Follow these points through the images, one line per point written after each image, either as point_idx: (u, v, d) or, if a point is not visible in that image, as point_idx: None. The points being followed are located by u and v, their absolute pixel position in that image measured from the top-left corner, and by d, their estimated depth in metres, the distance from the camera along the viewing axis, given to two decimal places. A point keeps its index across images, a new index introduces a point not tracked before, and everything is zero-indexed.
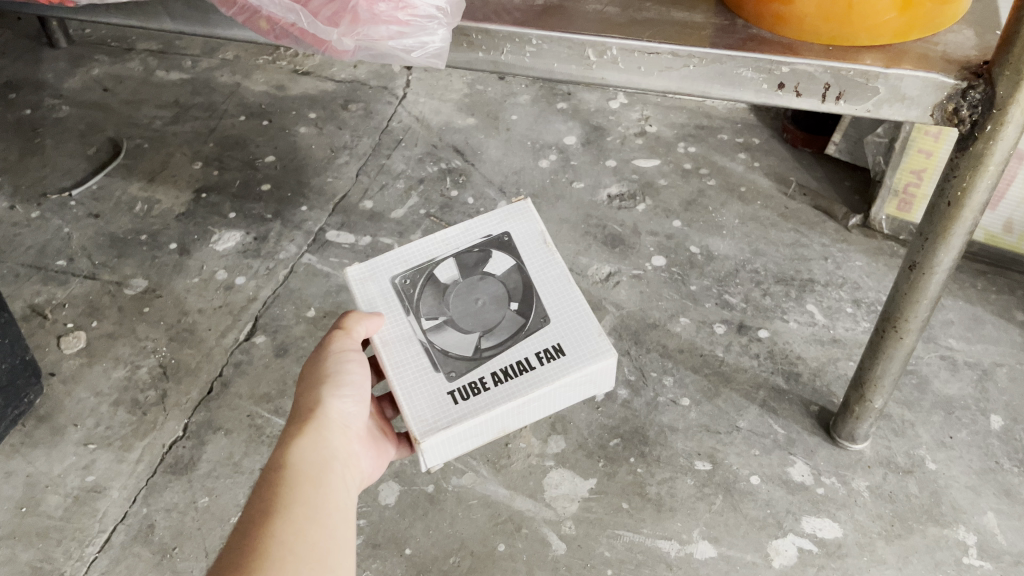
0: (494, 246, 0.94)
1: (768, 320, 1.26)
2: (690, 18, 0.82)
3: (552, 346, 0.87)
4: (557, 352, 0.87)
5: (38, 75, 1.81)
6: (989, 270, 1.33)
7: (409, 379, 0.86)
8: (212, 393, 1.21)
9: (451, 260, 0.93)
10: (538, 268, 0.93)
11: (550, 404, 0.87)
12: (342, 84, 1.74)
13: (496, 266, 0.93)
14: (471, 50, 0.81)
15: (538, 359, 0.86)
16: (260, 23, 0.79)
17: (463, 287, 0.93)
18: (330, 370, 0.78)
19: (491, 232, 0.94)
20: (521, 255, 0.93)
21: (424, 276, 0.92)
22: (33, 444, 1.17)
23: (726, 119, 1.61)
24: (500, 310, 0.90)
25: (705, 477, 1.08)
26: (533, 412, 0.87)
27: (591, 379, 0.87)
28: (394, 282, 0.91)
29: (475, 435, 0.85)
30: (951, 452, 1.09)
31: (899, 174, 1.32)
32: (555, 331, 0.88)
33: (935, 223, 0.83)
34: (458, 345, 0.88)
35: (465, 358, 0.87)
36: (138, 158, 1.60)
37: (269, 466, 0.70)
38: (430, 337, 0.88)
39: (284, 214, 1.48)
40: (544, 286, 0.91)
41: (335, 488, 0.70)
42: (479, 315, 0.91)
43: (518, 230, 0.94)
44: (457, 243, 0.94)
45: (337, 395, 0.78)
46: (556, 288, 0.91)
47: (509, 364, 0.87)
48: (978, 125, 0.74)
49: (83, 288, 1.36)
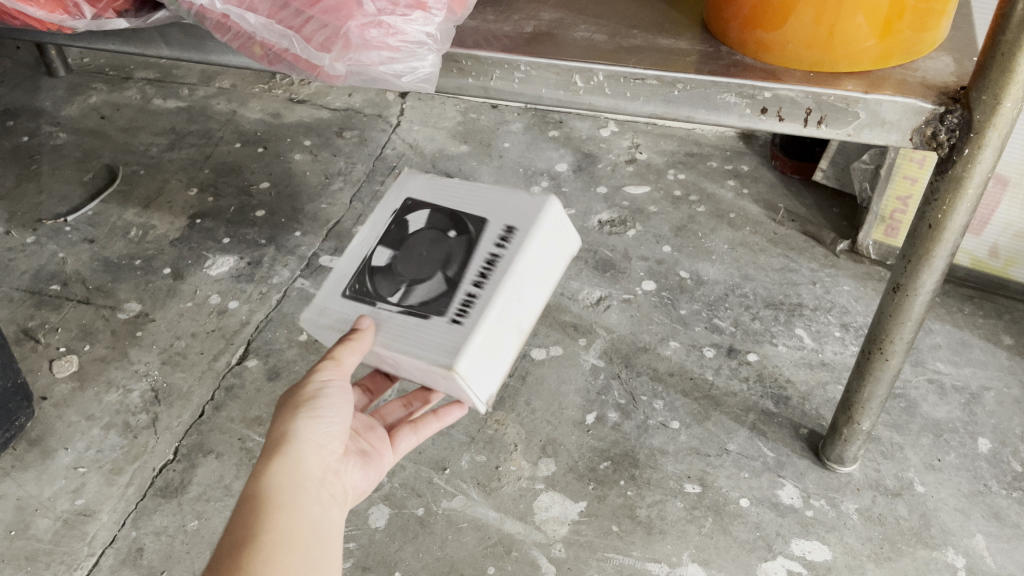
0: (404, 211, 0.86)
1: (757, 344, 1.27)
2: (675, 45, 0.84)
3: (505, 230, 0.80)
4: (511, 230, 0.79)
5: (37, 102, 1.82)
6: (975, 295, 1.34)
7: (408, 338, 0.75)
8: (204, 416, 1.22)
9: (379, 247, 0.84)
10: (453, 198, 0.85)
11: (539, 281, 0.80)
12: (338, 112, 1.76)
13: (416, 222, 0.84)
14: (461, 76, 0.83)
15: (499, 244, 0.79)
16: (255, 49, 0.81)
17: (404, 254, 0.82)
18: (308, 395, 0.73)
19: (392, 208, 0.87)
20: (429, 199, 0.86)
21: (367, 270, 0.82)
22: (24, 467, 1.17)
23: (715, 147, 1.64)
24: (442, 242, 0.81)
25: (694, 500, 1.08)
26: (529, 295, 0.79)
27: (555, 230, 0.81)
28: (346, 295, 0.81)
29: (499, 344, 0.76)
30: (940, 475, 1.10)
31: (886, 200, 1.35)
32: (498, 218, 0.81)
33: (917, 246, 0.84)
34: (431, 288, 0.78)
35: (443, 291, 0.77)
36: (133, 184, 1.62)
37: (241, 496, 0.68)
38: (404, 303, 0.78)
39: (278, 239, 1.49)
40: (470, 203, 0.84)
41: (306, 516, 0.68)
42: (431, 259, 0.81)
43: (414, 190, 0.87)
44: (372, 234, 0.85)
45: (315, 418, 0.73)
46: (473, 196, 0.84)
47: (482, 267, 0.78)
48: (956, 148, 0.76)
49: (77, 313, 1.37)
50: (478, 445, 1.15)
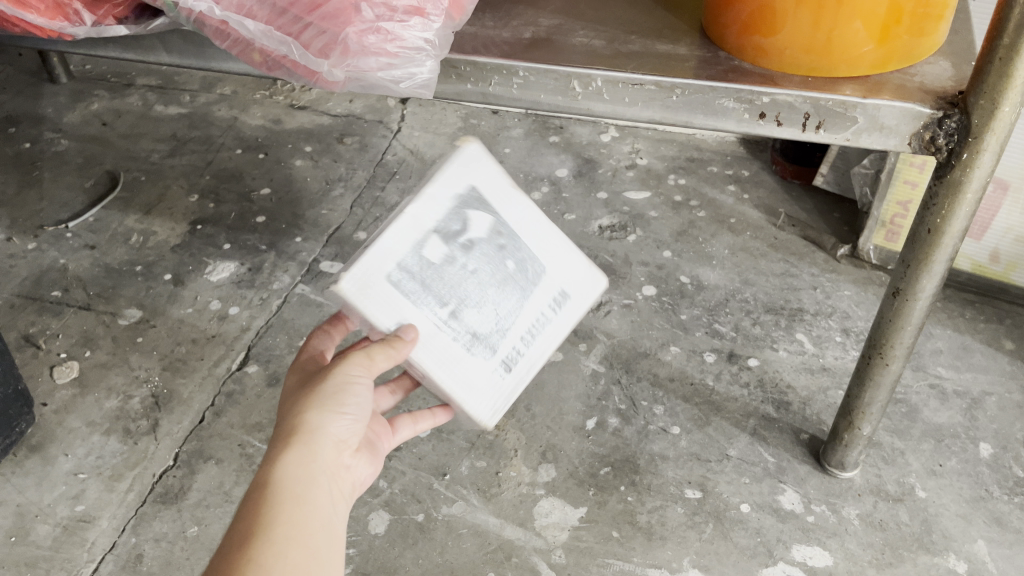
0: (467, 205, 0.78)
1: (758, 350, 1.27)
2: (673, 50, 0.84)
3: (560, 292, 0.85)
4: (564, 296, 0.85)
5: (39, 109, 1.83)
6: (977, 299, 1.34)
7: (458, 371, 0.78)
8: (204, 422, 1.22)
9: (434, 234, 0.77)
10: (515, 214, 0.82)
11: None
12: (339, 118, 1.77)
13: (479, 225, 0.79)
14: (460, 82, 0.83)
15: (552, 307, 0.84)
16: (253, 56, 0.81)
17: (459, 259, 0.79)
18: (332, 387, 0.71)
19: (457, 187, 0.78)
20: (496, 206, 0.81)
21: (419, 260, 0.76)
22: (24, 473, 1.17)
23: (716, 152, 1.64)
24: (501, 270, 0.81)
25: (695, 506, 1.08)
26: None
27: None
28: (391, 280, 0.74)
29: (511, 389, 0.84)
30: (941, 480, 1.09)
31: (887, 205, 1.35)
32: (554, 276, 0.84)
33: (916, 250, 0.84)
34: (483, 322, 0.80)
35: (493, 331, 0.81)
36: (134, 191, 1.62)
37: (254, 481, 0.66)
38: (457, 324, 0.78)
39: (279, 245, 1.49)
40: (533, 234, 0.83)
41: (319, 510, 0.66)
42: (487, 283, 0.81)
43: (480, 178, 0.79)
44: (428, 212, 0.76)
45: (336, 413, 0.70)
46: (537, 230, 0.83)
47: (531, 323, 0.83)
48: (955, 153, 0.76)
49: (78, 319, 1.37)
50: (477, 451, 1.15)
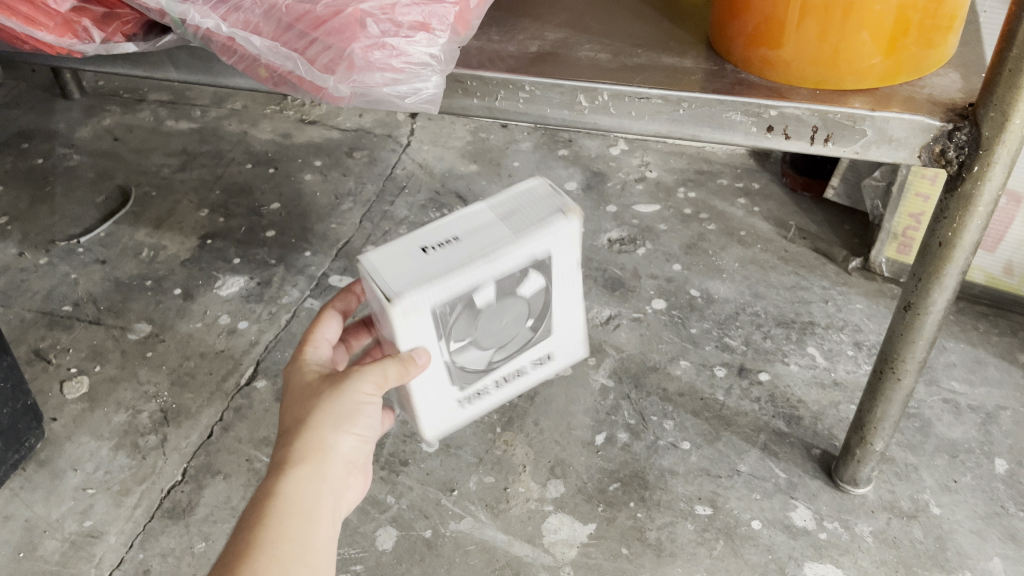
0: (535, 268, 0.72)
1: (768, 363, 1.26)
2: (680, 63, 0.84)
3: (546, 355, 0.82)
4: (548, 356, 0.83)
5: (51, 125, 1.84)
6: (991, 312, 1.32)
7: (428, 389, 0.77)
8: (212, 437, 1.21)
9: (493, 284, 0.71)
10: (567, 282, 0.76)
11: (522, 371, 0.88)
12: (348, 133, 1.77)
13: (530, 285, 0.74)
14: (466, 96, 0.83)
15: (533, 366, 0.83)
16: (259, 71, 0.81)
17: (494, 308, 0.74)
18: (345, 409, 0.70)
19: (536, 254, 0.71)
20: (555, 276, 0.75)
21: (464, 302, 0.70)
22: (33, 488, 1.17)
23: (725, 164, 1.63)
24: (519, 327, 0.78)
25: (705, 522, 1.07)
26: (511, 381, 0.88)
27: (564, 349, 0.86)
28: (434, 312, 0.68)
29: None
30: (955, 496, 1.08)
31: (898, 218, 1.33)
32: (554, 340, 0.82)
33: (927, 264, 0.83)
34: (474, 360, 0.77)
35: (480, 372, 0.79)
36: (145, 205, 1.63)
37: (267, 491, 0.66)
38: (453, 358, 0.76)
39: (288, 259, 1.49)
40: (567, 301, 0.79)
41: (323, 528, 0.67)
42: (500, 331, 0.77)
43: (560, 250, 0.72)
44: (502, 264, 0.69)
45: (350, 432, 0.70)
46: (571, 305, 0.80)
47: (511, 371, 0.82)
48: (965, 166, 0.76)
49: (88, 333, 1.38)
50: (485, 466, 1.14)
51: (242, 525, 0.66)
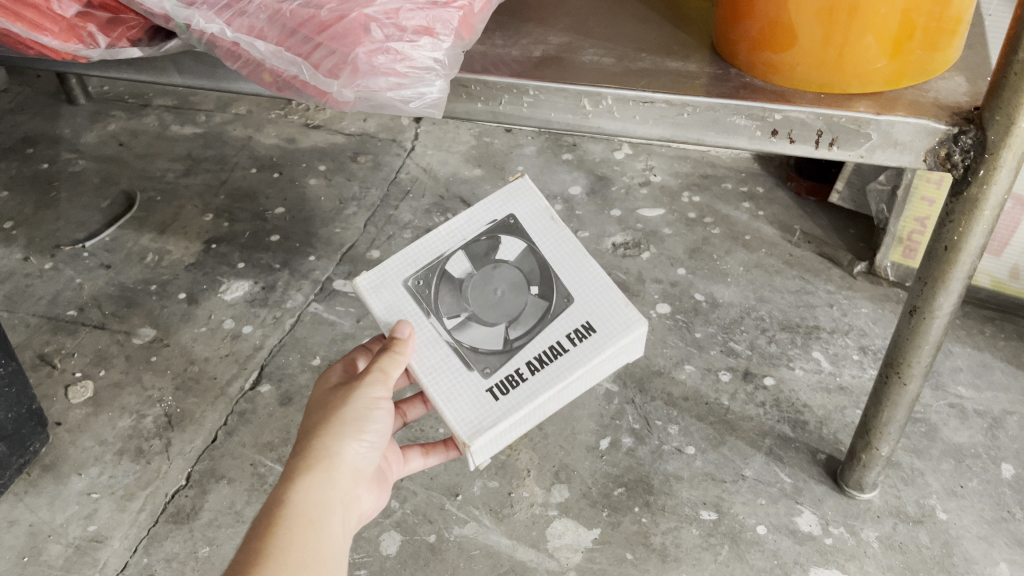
0: (501, 230, 0.87)
1: (774, 368, 1.25)
2: (684, 68, 0.84)
3: (581, 326, 0.84)
4: (588, 330, 0.83)
5: (57, 130, 1.85)
6: (997, 317, 1.32)
7: (445, 382, 0.82)
8: (216, 441, 1.21)
9: (460, 252, 0.87)
10: (551, 246, 0.87)
11: (588, 381, 0.84)
12: (352, 137, 1.77)
13: (508, 251, 0.87)
14: (470, 101, 0.83)
15: (571, 340, 0.83)
16: (264, 76, 0.81)
17: (479, 279, 0.87)
18: (354, 413, 0.73)
19: (494, 218, 0.88)
20: (530, 236, 0.87)
21: (438, 274, 0.86)
22: (37, 492, 1.17)
23: (730, 168, 1.63)
24: (522, 296, 0.86)
25: (710, 527, 1.06)
26: (573, 393, 0.84)
27: (625, 350, 0.85)
28: (406, 285, 0.85)
29: (521, 426, 0.82)
30: (962, 502, 1.07)
31: (903, 222, 1.33)
32: (581, 309, 0.85)
33: (933, 268, 0.83)
34: (487, 339, 0.84)
35: (497, 352, 0.83)
36: (150, 210, 1.63)
37: (280, 498, 0.67)
38: (456, 336, 0.84)
39: (292, 264, 1.49)
40: (562, 266, 0.86)
41: (334, 535, 0.68)
42: (502, 305, 0.86)
43: (521, 210, 0.88)
44: (463, 234, 0.88)
45: (358, 438, 0.72)
46: (575, 265, 0.87)
47: (542, 351, 0.83)
48: (971, 169, 0.75)
49: (92, 338, 1.38)
50: (489, 471, 1.14)
51: (253, 535, 0.65)
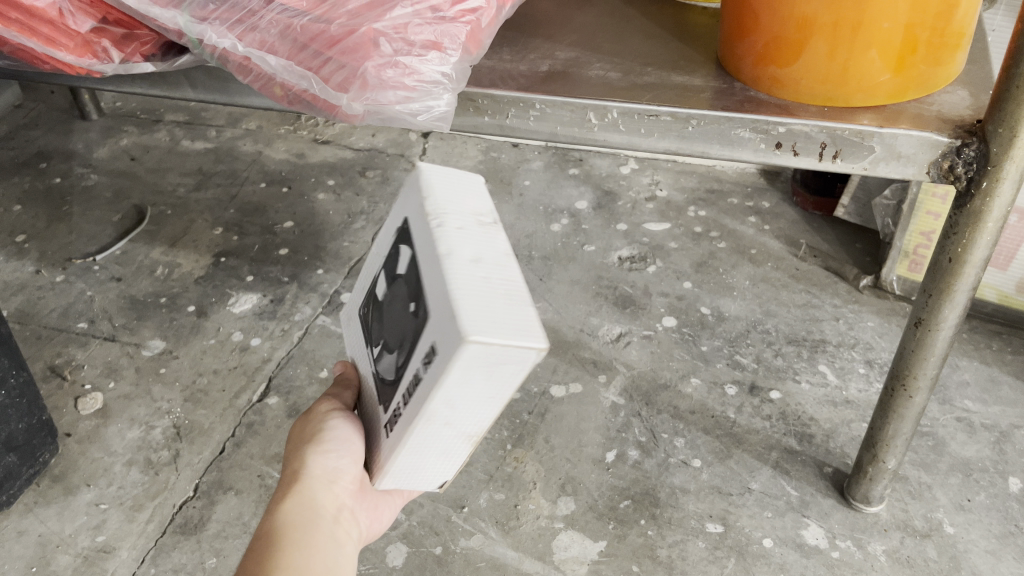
0: (402, 236, 0.60)
1: (780, 382, 1.25)
2: (689, 82, 0.85)
3: (428, 350, 0.51)
4: (433, 352, 0.50)
5: (70, 145, 1.87)
6: (1004, 331, 1.32)
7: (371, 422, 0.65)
8: (224, 453, 1.22)
9: (381, 272, 0.63)
10: (420, 232, 0.54)
11: (475, 401, 0.52)
12: (361, 152, 1.79)
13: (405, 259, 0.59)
14: (477, 115, 0.84)
15: (423, 367, 0.52)
16: (275, 90, 0.83)
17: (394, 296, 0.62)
18: (314, 428, 0.71)
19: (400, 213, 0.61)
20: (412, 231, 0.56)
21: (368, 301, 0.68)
22: (46, 503, 1.18)
23: (736, 183, 1.63)
24: (404, 321, 0.57)
25: (717, 540, 1.06)
26: (479, 405, 0.52)
27: (492, 368, 0.48)
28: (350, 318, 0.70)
29: (442, 458, 0.58)
30: (970, 516, 1.07)
31: (909, 235, 1.33)
32: (430, 327, 0.51)
33: (938, 280, 0.83)
34: (388, 371, 0.60)
35: (389, 387, 0.59)
36: (161, 224, 1.65)
37: (255, 535, 0.67)
38: (375, 365, 0.63)
39: (301, 277, 1.50)
40: (430, 263, 0.52)
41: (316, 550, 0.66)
42: (397, 326, 0.58)
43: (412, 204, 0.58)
44: (384, 245, 0.64)
45: (321, 451, 0.69)
46: (432, 258, 0.51)
47: (410, 380, 0.54)
48: (974, 182, 0.76)
49: (103, 350, 1.39)
50: (496, 483, 1.14)
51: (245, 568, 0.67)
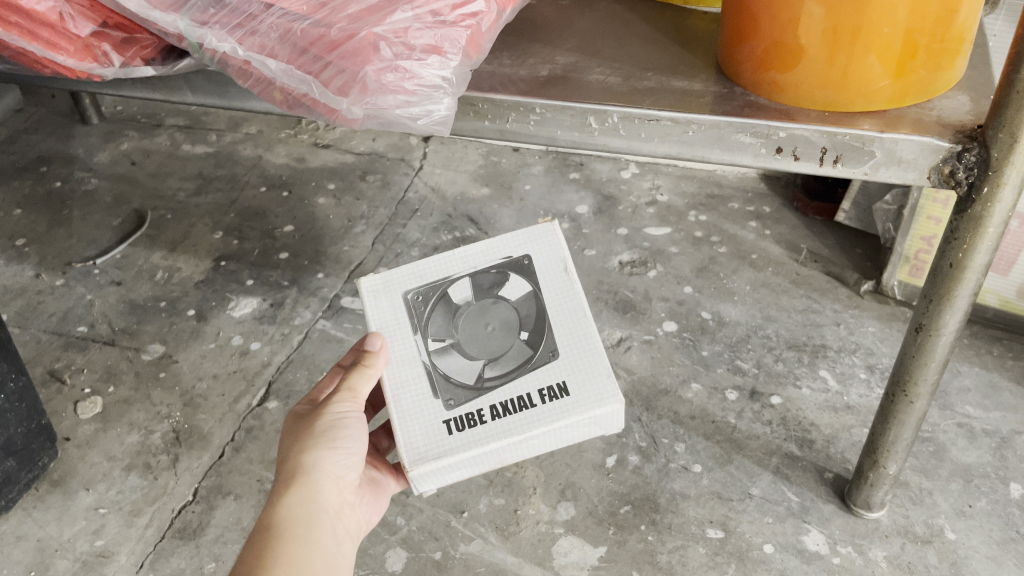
0: (513, 268, 0.86)
1: (781, 387, 1.25)
2: (689, 86, 0.85)
3: (555, 385, 0.81)
4: (561, 391, 0.81)
5: (70, 149, 1.87)
6: (1005, 336, 1.32)
7: (407, 402, 0.82)
8: (224, 457, 1.22)
9: (466, 278, 0.86)
10: (558, 297, 0.85)
11: (545, 442, 0.81)
12: (362, 157, 1.79)
13: (513, 290, 0.85)
14: (477, 119, 0.84)
15: (540, 397, 0.81)
16: (275, 94, 0.83)
17: (474, 310, 0.86)
18: (325, 425, 0.75)
19: (511, 253, 0.86)
20: (540, 282, 0.85)
21: (438, 294, 0.85)
22: (45, 508, 1.17)
23: (737, 188, 1.63)
24: (510, 338, 0.84)
25: (717, 546, 1.06)
26: (532, 450, 0.82)
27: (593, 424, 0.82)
28: (405, 298, 0.85)
29: (468, 469, 0.82)
30: (971, 521, 1.06)
31: (910, 240, 1.33)
32: (562, 368, 0.82)
33: (939, 284, 0.83)
34: (462, 371, 0.83)
35: (466, 387, 0.82)
36: (161, 228, 1.65)
37: (256, 525, 0.70)
38: (433, 360, 0.84)
39: (301, 281, 1.50)
40: (561, 320, 0.84)
41: (319, 546, 0.70)
42: (488, 341, 0.85)
43: (539, 253, 0.86)
44: (475, 261, 0.86)
45: (331, 448, 0.74)
46: (573, 322, 0.84)
47: (510, 398, 0.82)
48: (975, 187, 0.76)
49: (103, 355, 1.39)
50: (495, 489, 1.14)
51: (246, 553, 0.69)
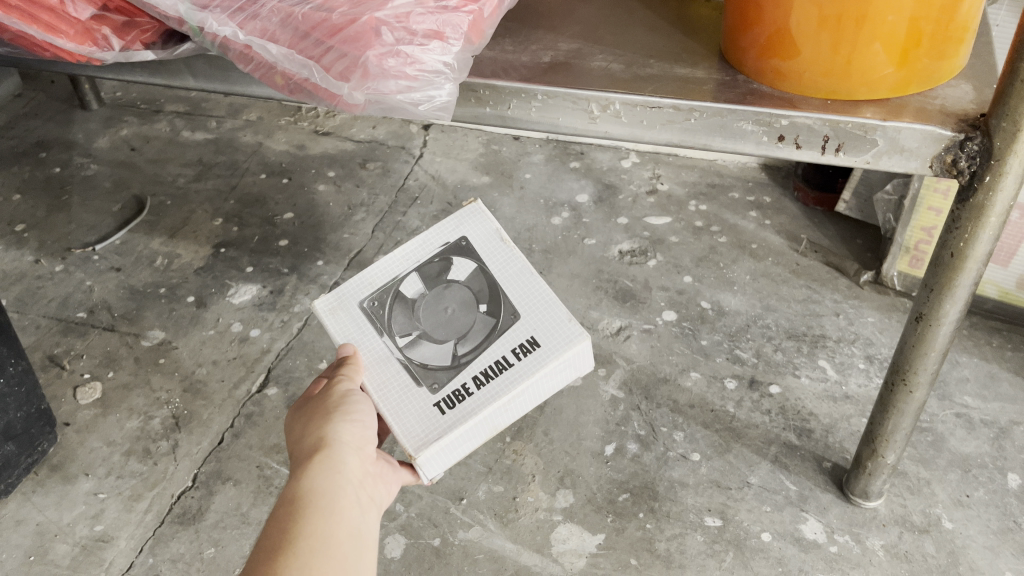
0: (454, 252, 0.89)
1: (780, 376, 1.25)
2: (691, 74, 0.85)
3: (526, 341, 0.84)
4: (533, 345, 0.84)
5: (69, 135, 1.87)
6: (1004, 327, 1.32)
7: (395, 398, 0.83)
8: (223, 443, 1.22)
9: (414, 274, 0.88)
10: (504, 266, 0.88)
11: (530, 397, 0.84)
12: (362, 145, 1.78)
13: (459, 271, 0.88)
14: (479, 105, 0.84)
15: (515, 355, 0.83)
16: (276, 79, 0.82)
17: (431, 299, 0.88)
18: (336, 404, 0.75)
19: (447, 240, 0.89)
20: (482, 256, 0.89)
21: (392, 295, 0.87)
22: (45, 492, 1.18)
23: (737, 178, 1.63)
24: (470, 314, 0.87)
25: (715, 534, 1.06)
26: (522, 407, 0.84)
27: (568, 367, 0.85)
28: (363, 307, 0.86)
29: (468, 444, 0.83)
30: (967, 511, 1.07)
31: (910, 231, 1.33)
32: (527, 324, 0.85)
33: (939, 275, 0.83)
34: (437, 356, 0.85)
35: (445, 368, 0.84)
36: (160, 214, 1.64)
37: (279, 502, 0.66)
38: (407, 353, 0.85)
39: (300, 268, 1.50)
40: (511, 282, 0.87)
41: (347, 515, 0.66)
42: (451, 323, 0.87)
43: (474, 232, 0.90)
44: (416, 256, 0.89)
45: (348, 422, 0.74)
46: (524, 281, 0.87)
47: (488, 365, 0.84)
48: (978, 176, 0.76)
49: (102, 340, 1.39)
50: (495, 476, 1.14)
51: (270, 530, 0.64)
